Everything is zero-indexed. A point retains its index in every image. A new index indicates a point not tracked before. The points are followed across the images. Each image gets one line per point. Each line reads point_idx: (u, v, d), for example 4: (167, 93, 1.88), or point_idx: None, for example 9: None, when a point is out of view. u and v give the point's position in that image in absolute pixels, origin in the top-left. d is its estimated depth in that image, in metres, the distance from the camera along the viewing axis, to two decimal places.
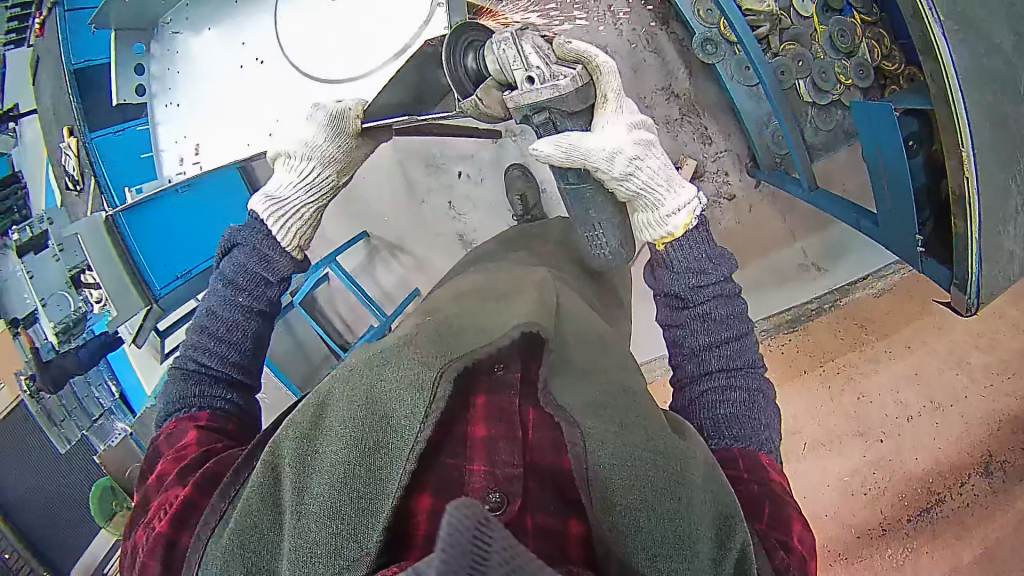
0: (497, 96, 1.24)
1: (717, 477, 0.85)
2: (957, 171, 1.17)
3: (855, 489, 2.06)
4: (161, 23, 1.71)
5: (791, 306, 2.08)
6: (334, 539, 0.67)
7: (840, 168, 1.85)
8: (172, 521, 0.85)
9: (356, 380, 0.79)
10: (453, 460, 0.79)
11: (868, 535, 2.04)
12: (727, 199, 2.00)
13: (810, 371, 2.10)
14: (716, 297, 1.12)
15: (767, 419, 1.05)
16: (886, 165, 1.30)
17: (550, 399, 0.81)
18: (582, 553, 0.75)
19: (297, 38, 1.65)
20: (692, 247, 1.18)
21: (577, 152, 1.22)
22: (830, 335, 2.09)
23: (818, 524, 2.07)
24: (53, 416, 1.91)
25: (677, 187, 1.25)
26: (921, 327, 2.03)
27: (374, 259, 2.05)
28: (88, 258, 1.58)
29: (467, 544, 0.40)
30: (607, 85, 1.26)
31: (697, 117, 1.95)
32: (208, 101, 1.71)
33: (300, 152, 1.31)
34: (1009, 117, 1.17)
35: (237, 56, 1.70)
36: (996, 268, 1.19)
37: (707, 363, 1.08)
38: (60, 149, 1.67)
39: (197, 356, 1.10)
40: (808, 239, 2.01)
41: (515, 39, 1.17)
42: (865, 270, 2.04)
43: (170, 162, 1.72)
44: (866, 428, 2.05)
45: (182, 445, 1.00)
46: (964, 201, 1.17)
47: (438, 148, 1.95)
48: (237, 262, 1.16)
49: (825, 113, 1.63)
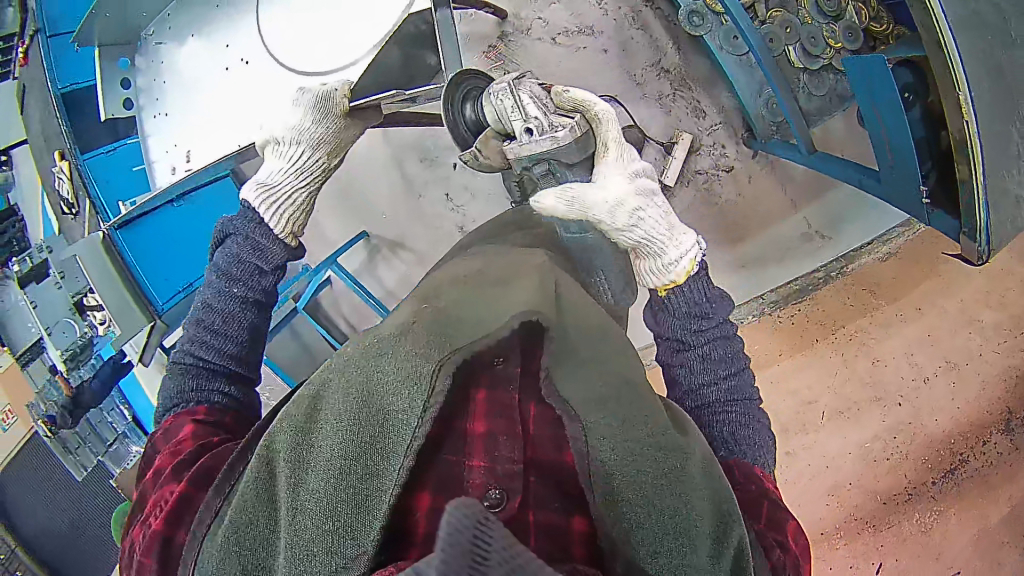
0: (496, 146, 1.30)
1: (716, 474, 0.91)
2: (957, 118, 1.14)
3: (877, 456, 2.02)
4: (143, 36, 1.64)
5: (795, 279, 2.05)
6: (331, 535, 0.68)
7: (839, 135, 1.82)
8: (168, 518, 0.86)
9: (351, 373, 0.80)
10: (454, 455, 0.85)
11: (893, 501, 2.02)
12: (725, 171, 1.98)
13: (821, 340, 2.05)
14: (715, 339, 1.16)
15: (762, 441, 1.11)
16: (882, 118, 1.27)
17: (551, 390, 0.86)
18: (586, 549, 0.78)
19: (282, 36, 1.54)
20: (695, 292, 1.19)
21: (579, 205, 1.19)
22: (839, 304, 2.04)
23: (842, 493, 2.03)
24: (68, 444, 1.92)
25: (682, 232, 1.22)
26: (931, 288, 2.01)
27: (375, 258, 2.03)
28: (87, 277, 1.58)
29: (467, 544, 0.40)
30: (604, 132, 1.26)
31: (689, 91, 1.93)
32: (199, 110, 1.63)
33: (289, 136, 1.30)
34: (1007, 63, 1.14)
35: (222, 59, 1.61)
36: (1004, 215, 1.15)
37: (707, 396, 1.13)
38: (53, 173, 1.67)
39: (195, 351, 1.10)
40: (810, 207, 2.00)
41: (513, 91, 1.26)
42: (871, 235, 2.01)
43: (162, 172, 1.65)
44: (882, 393, 2.02)
45: (179, 439, 0.99)
46: (966, 147, 1.14)
47: (432, 140, 1.95)
48: (230, 253, 1.15)
49: (818, 78, 1.59)
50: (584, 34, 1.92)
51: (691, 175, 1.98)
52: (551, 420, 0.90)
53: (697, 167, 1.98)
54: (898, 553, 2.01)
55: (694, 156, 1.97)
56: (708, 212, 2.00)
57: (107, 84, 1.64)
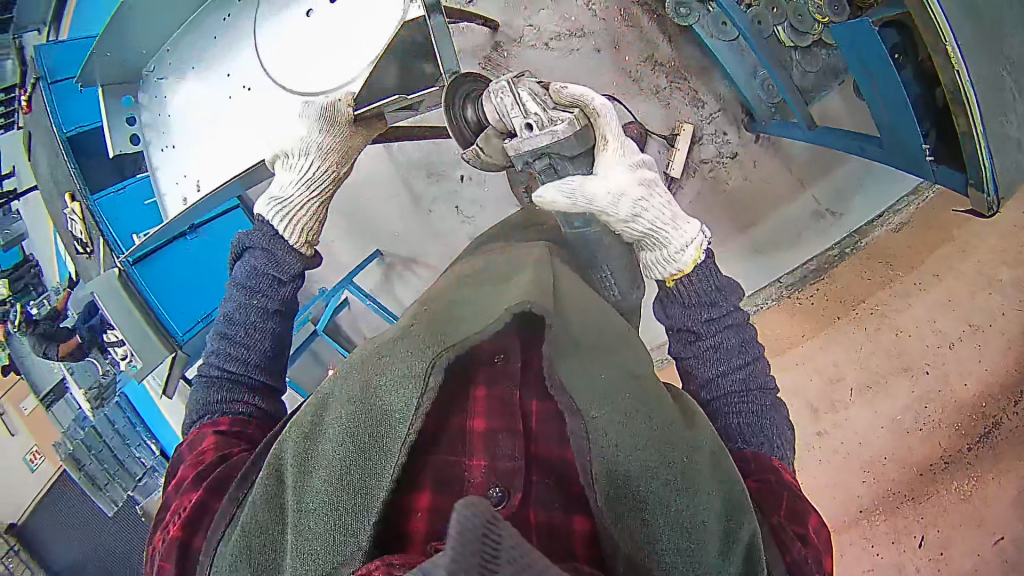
0: (498, 145, 1.28)
1: (728, 470, 0.89)
2: (947, 68, 1.12)
3: (910, 427, 1.99)
4: (143, 74, 1.66)
5: (806, 262, 2.05)
6: (331, 536, 0.71)
7: (839, 107, 1.80)
8: (184, 525, 0.87)
9: (354, 376, 0.82)
10: (452, 455, 0.87)
11: (930, 471, 1.97)
12: (729, 158, 1.98)
13: (843, 317, 2.04)
14: (727, 328, 1.15)
15: (780, 430, 1.10)
16: (882, 93, 1.27)
17: (558, 385, 0.84)
18: (589, 552, 0.81)
19: (279, 60, 1.55)
20: (703, 279, 1.19)
21: (583, 197, 1.16)
22: (856, 278, 2.03)
23: (878, 468, 2.00)
24: (98, 482, 2.20)
25: (685, 220, 1.21)
26: (946, 254, 1.95)
27: (390, 277, 2.05)
28: (107, 314, 1.58)
29: (480, 541, 0.41)
30: (603, 127, 1.23)
31: (686, 82, 1.93)
32: (203, 133, 1.64)
33: (296, 148, 1.30)
34: (986, 6, 1.11)
35: (225, 87, 1.61)
36: (1009, 160, 1.16)
37: (723, 385, 1.12)
38: (64, 215, 1.74)
39: (221, 363, 1.10)
40: (816, 184, 1.97)
41: (511, 88, 1.22)
42: (880, 207, 1.98)
43: (174, 203, 1.67)
44: (909, 362, 1.99)
45: (202, 449, 1.00)
46: (960, 95, 1.13)
47: (436, 156, 1.95)
48: (251, 266, 1.17)
49: (809, 55, 1.61)
50: (575, 36, 1.92)
51: (697, 165, 1.98)
52: (554, 415, 0.92)
53: (702, 158, 1.98)
54: (943, 525, 1.96)
55: (698, 146, 1.97)
56: (717, 200, 2.01)
57: (113, 122, 1.65)
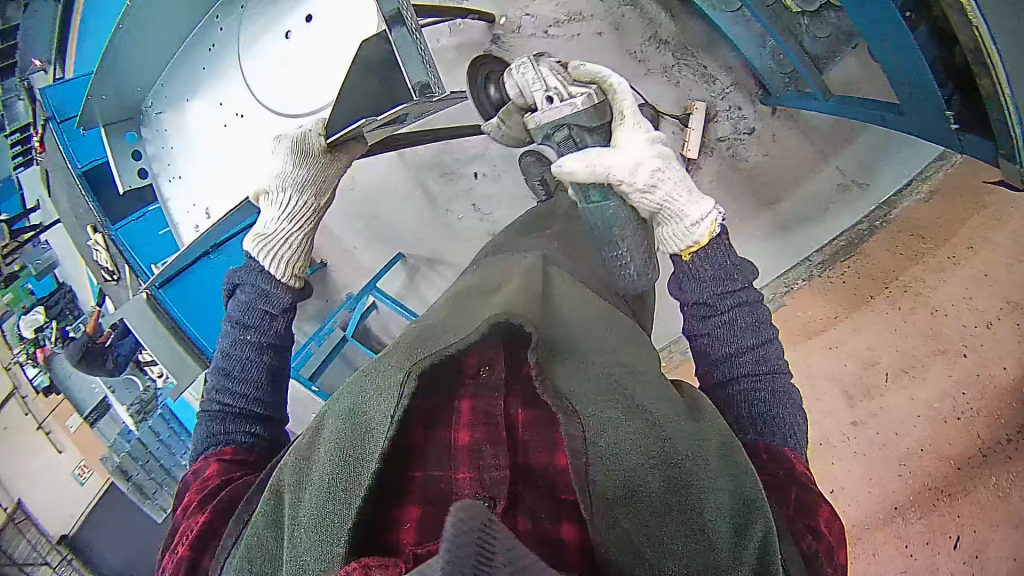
0: (519, 119, 1.31)
1: (739, 463, 0.85)
2: (965, 26, 1.01)
3: (948, 416, 1.75)
4: (144, 109, 1.80)
5: (835, 238, 1.87)
6: (316, 542, 0.70)
7: (857, 72, 1.70)
8: (194, 545, 0.89)
9: (342, 404, 0.84)
10: (440, 470, 0.85)
11: (969, 464, 1.72)
12: (748, 134, 1.86)
13: (875, 296, 1.83)
14: (741, 304, 1.08)
15: (794, 415, 1.02)
16: (901, 64, 1.18)
17: (547, 385, 0.78)
18: (583, 558, 0.78)
19: (269, 85, 1.72)
20: (716, 256, 1.13)
21: (599, 164, 1.18)
22: (887, 252, 1.83)
23: (913, 460, 1.77)
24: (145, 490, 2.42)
25: (698, 196, 1.20)
26: (979, 223, 1.73)
27: (415, 277, 2.04)
28: (140, 337, 1.70)
29: (478, 535, 0.46)
30: (620, 103, 1.28)
31: (693, 58, 1.83)
32: (207, 160, 1.80)
33: (275, 184, 1.35)
34: None
35: (220, 114, 1.78)
36: None
37: (738, 367, 1.05)
38: (89, 246, 1.82)
39: (218, 397, 1.13)
40: (841, 153, 1.83)
41: (534, 65, 1.27)
42: (907, 174, 1.79)
43: (187, 230, 1.81)
44: (945, 343, 1.76)
45: (203, 478, 1.03)
46: (983, 54, 1.02)
47: (448, 154, 1.93)
48: (242, 301, 1.21)
49: (819, 19, 1.48)
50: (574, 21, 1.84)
51: (713, 143, 1.87)
52: (545, 421, 0.89)
53: (719, 136, 1.87)
54: None
55: (712, 124, 1.86)
56: (738, 178, 1.88)
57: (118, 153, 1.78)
